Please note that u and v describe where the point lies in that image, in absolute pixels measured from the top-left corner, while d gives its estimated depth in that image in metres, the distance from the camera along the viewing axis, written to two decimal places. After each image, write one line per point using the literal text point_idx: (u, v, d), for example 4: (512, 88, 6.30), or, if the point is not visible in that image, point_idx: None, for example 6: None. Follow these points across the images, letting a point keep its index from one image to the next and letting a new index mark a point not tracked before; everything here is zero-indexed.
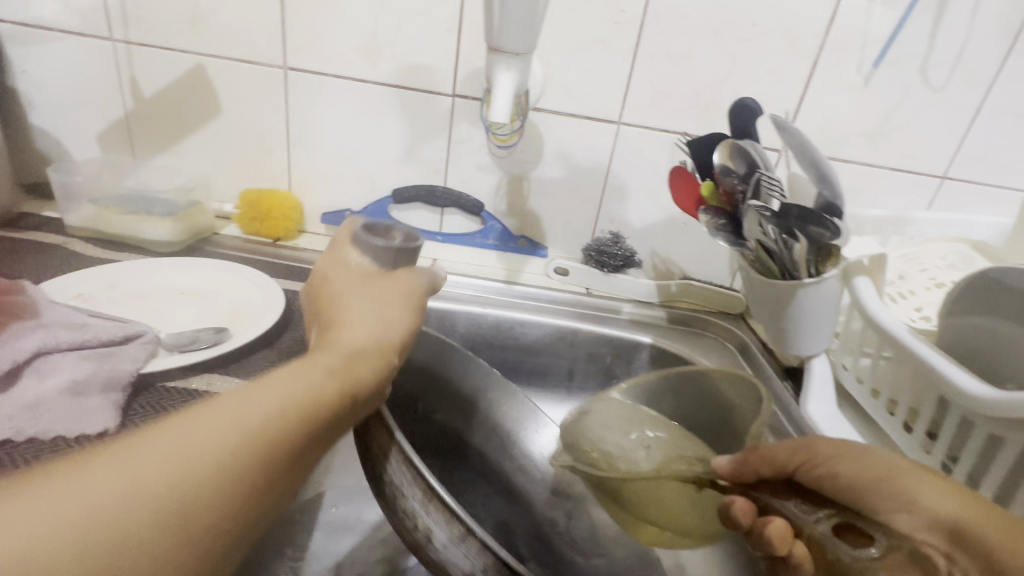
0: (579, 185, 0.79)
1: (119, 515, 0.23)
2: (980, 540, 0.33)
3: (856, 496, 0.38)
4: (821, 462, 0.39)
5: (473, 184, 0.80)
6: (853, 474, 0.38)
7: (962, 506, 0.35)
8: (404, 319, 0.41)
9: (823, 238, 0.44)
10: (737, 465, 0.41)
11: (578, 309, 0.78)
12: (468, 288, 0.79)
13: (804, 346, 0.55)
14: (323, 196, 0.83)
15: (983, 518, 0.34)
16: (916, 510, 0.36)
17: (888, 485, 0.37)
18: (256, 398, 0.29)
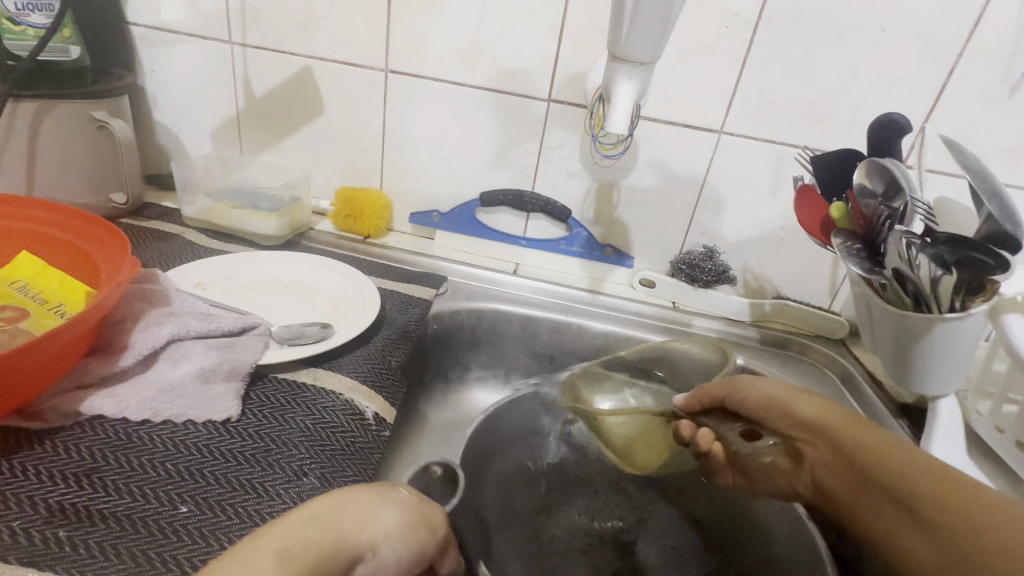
0: (671, 195, 0.76)
1: None
2: (831, 431, 0.45)
3: (755, 411, 0.50)
4: (739, 390, 0.50)
5: (561, 190, 0.79)
6: (756, 400, 0.49)
7: (833, 411, 0.46)
8: (396, 522, 0.35)
9: (985, 266, 0.40)
10: (688, 397, 0.53)
11: (665, 324, 0.76)
12: (551, 296, 0.78)
13: (932, 384, 0.50)
14: (412, 196, 0.84)
15: (838, 418, 0.45)
16: (795, 417, 0.47)
17: (778, 403, 0.48)
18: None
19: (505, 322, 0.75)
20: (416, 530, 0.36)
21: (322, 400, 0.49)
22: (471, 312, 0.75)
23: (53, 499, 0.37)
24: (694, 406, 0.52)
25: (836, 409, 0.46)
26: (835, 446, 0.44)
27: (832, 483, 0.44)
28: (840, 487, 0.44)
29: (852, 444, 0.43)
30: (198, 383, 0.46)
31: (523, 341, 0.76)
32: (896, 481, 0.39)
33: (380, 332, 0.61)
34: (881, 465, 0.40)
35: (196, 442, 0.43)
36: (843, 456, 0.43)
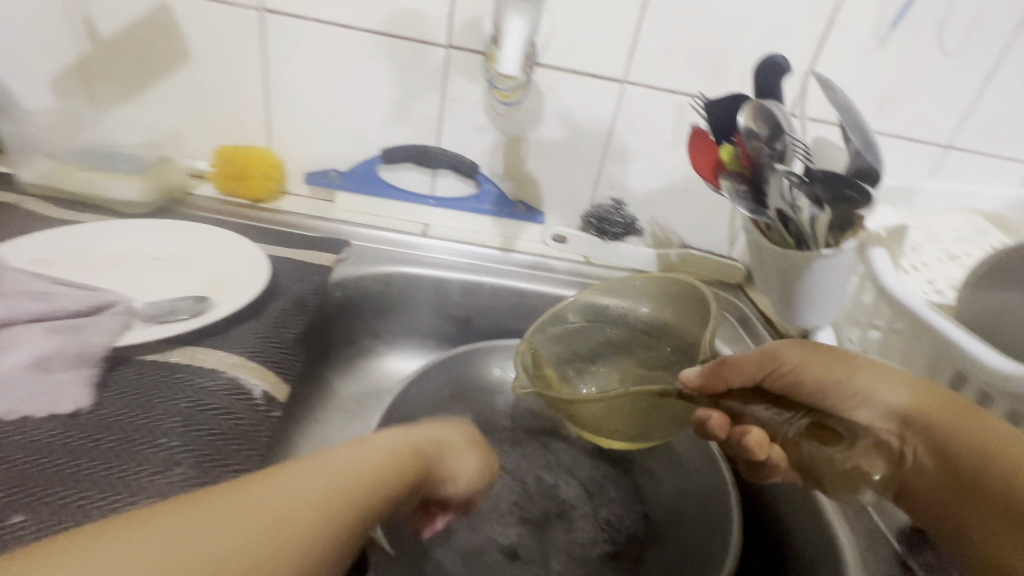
0: (579, 148, 0.75)
1: (316, 500, 0.30)
2: (925, 419, 0.41)
3: (818, 396, 0.44)
4: (798, 370, 0.45)
5: (468, 145, 0.76)
6: (813, 379, 0.44)
7: (921, 396, 0.42)
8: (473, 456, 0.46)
9: (852, 203, 0.43)
10: (708, 375, 0.45)
11: (578, 279, 0.76)
12: (463, 257, 0.76)
13: (811, 318, 0.54)
14: (306, 154, 0.77)
15: (927, 402, 0.42)
16: (875, 405, 0.43)
17: (848, 386, 0.44)
18: (362, 450, 0.36)
19: (416, 286, 0.72)
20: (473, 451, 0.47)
21: (200, 379, 0.44)
22: (377, 277, 0.71)
23: None
24: (718, 387, 0.45)
25: (921, 389, 0.42)
26: (930, 436, 0.41)
27: (923, 483, 0.41)
28: (939, 488, 0.41)
29: (951, 434, 0.40)
30: (36, 374, 0.39)
31: (436, 304, 0.74)
32: (997, 469, 0.38)
33: (270, 303, 0.56)
34: (982, 454, 0.38)
35: (41, 441, 0.37)
36: (942, 452, 0.40)
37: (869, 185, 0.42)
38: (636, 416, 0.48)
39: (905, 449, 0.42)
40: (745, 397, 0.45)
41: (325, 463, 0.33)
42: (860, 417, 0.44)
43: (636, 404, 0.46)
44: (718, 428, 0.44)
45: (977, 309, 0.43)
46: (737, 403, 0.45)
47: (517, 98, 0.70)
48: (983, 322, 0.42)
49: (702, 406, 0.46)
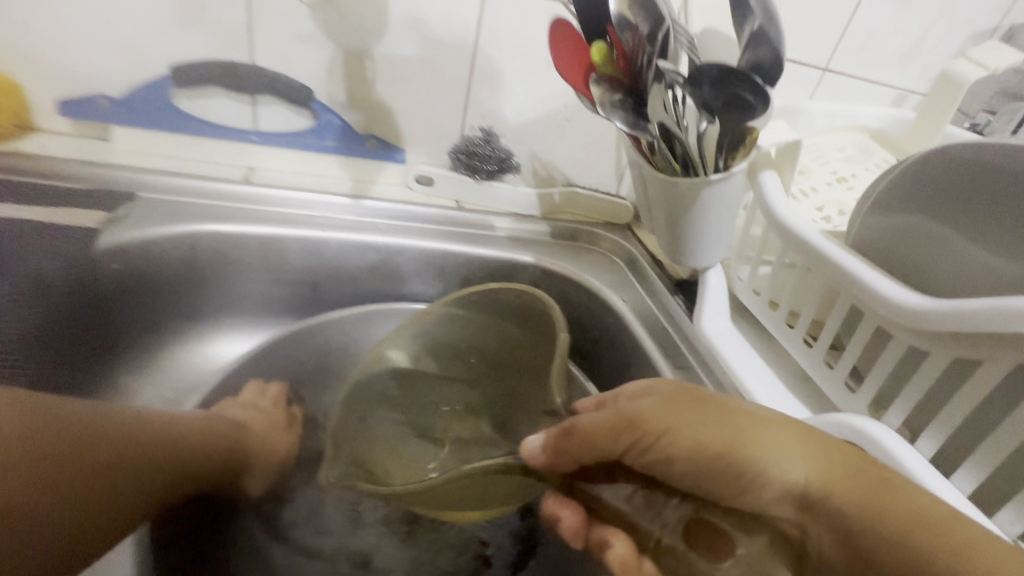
0: (438, 67, 0.61)
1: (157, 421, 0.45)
2: (827, 503, 0.33)
3: (696, 475, 0.36)
4: (665, 441, 0.37)
5: (292, 62, 0.58)
6: (687, 452, 0.36)
7: (823, 468, 0.33)
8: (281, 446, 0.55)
9: (748, 106, 0.34)
10: (553, 451, 0.39)
11: (447, 229, 0.64)
12: (299, 207, 0.60)
13: (700, 258, 0.48)
14: (57, 74, 0.56)
15: (832, 480, 0.33)
16: (767, 484, 0.35)
17: (730, 463, 0.35)
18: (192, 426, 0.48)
19: (238, 248, 0.57)
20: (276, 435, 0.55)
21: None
22: (177, 239, 0.55)
23: None
24: (565, 462, 0.40)
25: (821, 456, 0.34)
26: (836, 525, 0.32)
27: None
28: None
29: (858, 523, 0.31)
30: None
31: (268, 268, 0.59)
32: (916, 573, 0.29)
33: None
34: (894, 549, 0.30)
35: None
36: (851, 544, 0.32)
37: (764, 79, 0.33)
38: (480, 492, 0.42)
39: (812, 541, 0.34)
40: (609, 475, 0.41)
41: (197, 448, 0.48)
42: (753, 500, 0.35)
43: (482, 483, 0.41)
44: (568, 530, 0.43)
45: (872, 233, 0.38)
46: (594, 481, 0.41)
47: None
48: (878, 246, 0.38)
49: (557, 496, 0.44)
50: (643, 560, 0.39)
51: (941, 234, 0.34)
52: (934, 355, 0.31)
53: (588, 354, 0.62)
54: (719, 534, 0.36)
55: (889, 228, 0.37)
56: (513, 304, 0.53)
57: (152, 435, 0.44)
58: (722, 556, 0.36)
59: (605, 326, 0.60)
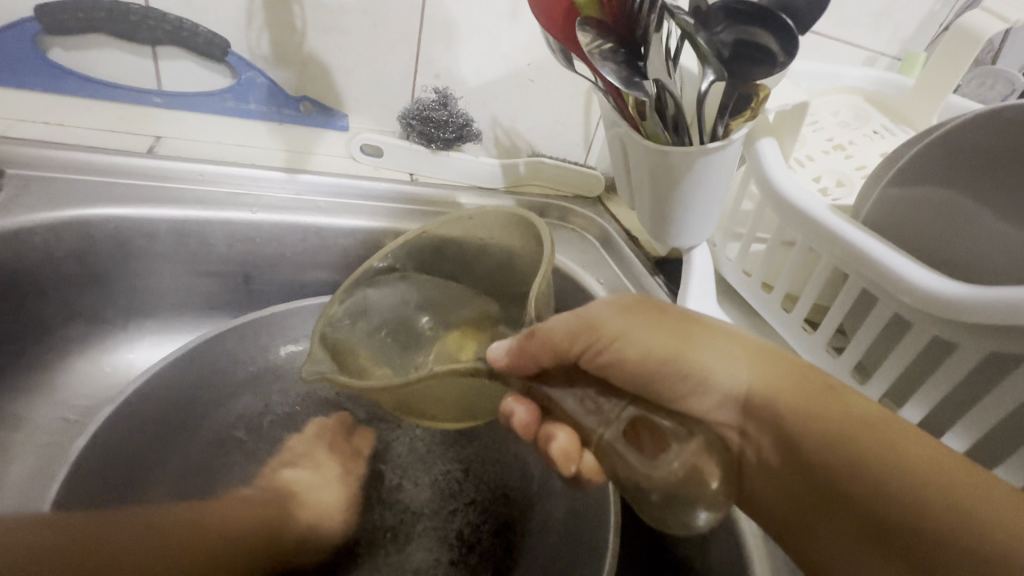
0: (381, 15, 0.52)
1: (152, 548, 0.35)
2: (769, 407, 0.32)
3: (641, 385, 0.33)
4: (615, 344, 0.33)
5: (199, 5, 0.48)
6: (638, 357, 0.33)
7: (764, 371, 0.33)
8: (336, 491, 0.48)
9: (768, 48, 0.31)
10: (517, 354, 0.33)
11: (401, 208, 0.56)
12: (212, 185, 0.50)
13: (686, 236, 0.43)
14: None
15: (772, 382, 0.33)
16: (710, 390, 0.33)
17: (680, 367, 0.33)
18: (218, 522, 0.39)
19: (148, 235, 0.48)
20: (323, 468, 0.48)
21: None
22: (67, 228, 0.45)
23: None
24: (526, 367, 0.33)
25: (765, 361, 0.34)
26: (776, 427, 0.32)
27: (772, 487, 0.32)
28: (791, 498, 0.32)
29: (799, 423, 0.31)
30: None
31: (187, 255, 0.50)
32: (857, 469, 0.29)
33: None
34: (838, 447, 0.29)
35: None
36: (791, 447, 0.31)
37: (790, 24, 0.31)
38: (446, 401, 0.35)
39: (745, 447, 0.33)
40: (567, 380, 0.34)
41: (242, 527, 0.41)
42: (697, 407, 0.33)
43: (450, 389, 0.34)
44: (521, 426, 0.34)
45: (887, 208, 0.35)
46: (533, 381, 0.34)
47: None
48: (891, 221, 0.35)
49: (514, 391, 0.35)
50: (585, 453, 0.33)
51: (971, 209, 0.31)
52: (963, 348, 0.28)
53: None
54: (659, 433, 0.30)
55: (909, 204, 0.34)
56: (509, 240, 0.45)
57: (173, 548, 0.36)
58: (659, 453, 0.29)
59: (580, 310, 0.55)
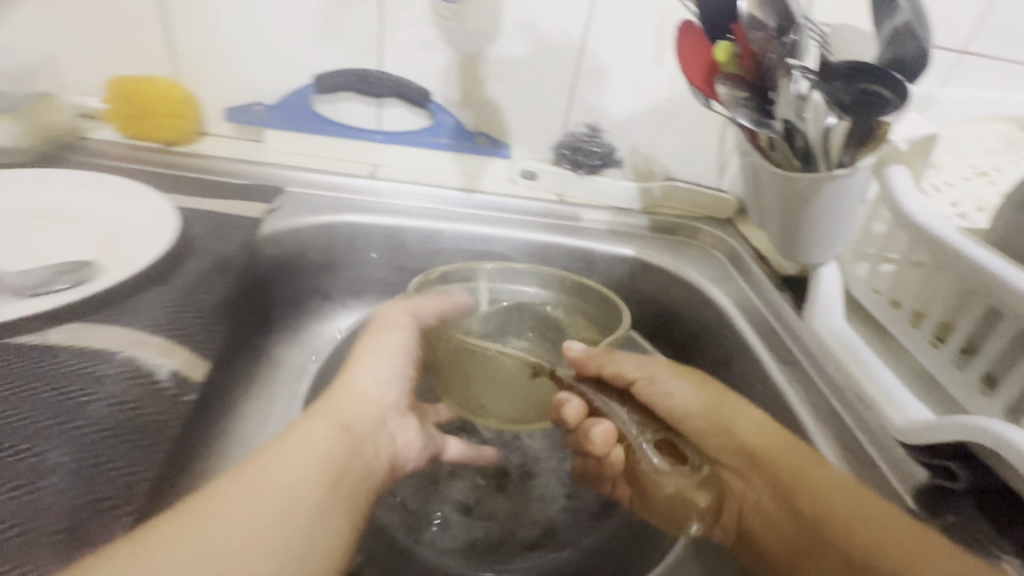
0: (547, 66, 0.64)
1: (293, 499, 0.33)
2: (771, 460, 0.40)
3: (674, 420, 0.45)
4: (661, 383, 0.46)
5: (416, 67, 0.64)
6: (676, 403, 0.45)
7: (778, 437, 0.41)
8: (386, 393, 0.46)
9: (882, 100, 0.35)
10: (586, 355, 0.46)
11: (548, 222, 0.67)
12: (407, 200, 0.65)
13: (813, 253, 0.48)
14: (224, 85, 0.64)
15: (778, 445, 0.41)
16: (732, 434, 0.43)
17: (712, 415, 0.44)
18: (293, 464, 0.35)
19: (365, 236, 0.63)
20: (386, 384, 0.46)
21: (87, 396, 0.35)
22: (317, 230, 0.60)
23: None
24: (592, 371, 0.46)
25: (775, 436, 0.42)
26: (771, 476, 0.40)
27: (767, 532, 0.40)
28: (780, 544, 0.39)
29: (793, 479, 0.39)
30: None
31: (392, 255, 0.65)
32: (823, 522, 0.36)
33: (181, 266, 0.47)
34: (822, 505, 0.37)
35: None
36: (785, 497, 0.39)
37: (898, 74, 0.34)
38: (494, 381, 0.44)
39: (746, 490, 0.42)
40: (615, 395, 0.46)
41: (299, 428, 0.38)
42: (714, 448, 0.43)
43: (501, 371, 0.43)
44: (573, 415, 0.45)
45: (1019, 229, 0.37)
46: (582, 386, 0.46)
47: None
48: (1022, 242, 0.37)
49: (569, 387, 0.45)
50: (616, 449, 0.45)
51: None
52: None
53: (678, 343, 0.63)
54: (678, 452, 0.41)
55: None
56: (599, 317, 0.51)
57: (291, 479, 0.34)
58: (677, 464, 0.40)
59: (705, 320, 0.60)
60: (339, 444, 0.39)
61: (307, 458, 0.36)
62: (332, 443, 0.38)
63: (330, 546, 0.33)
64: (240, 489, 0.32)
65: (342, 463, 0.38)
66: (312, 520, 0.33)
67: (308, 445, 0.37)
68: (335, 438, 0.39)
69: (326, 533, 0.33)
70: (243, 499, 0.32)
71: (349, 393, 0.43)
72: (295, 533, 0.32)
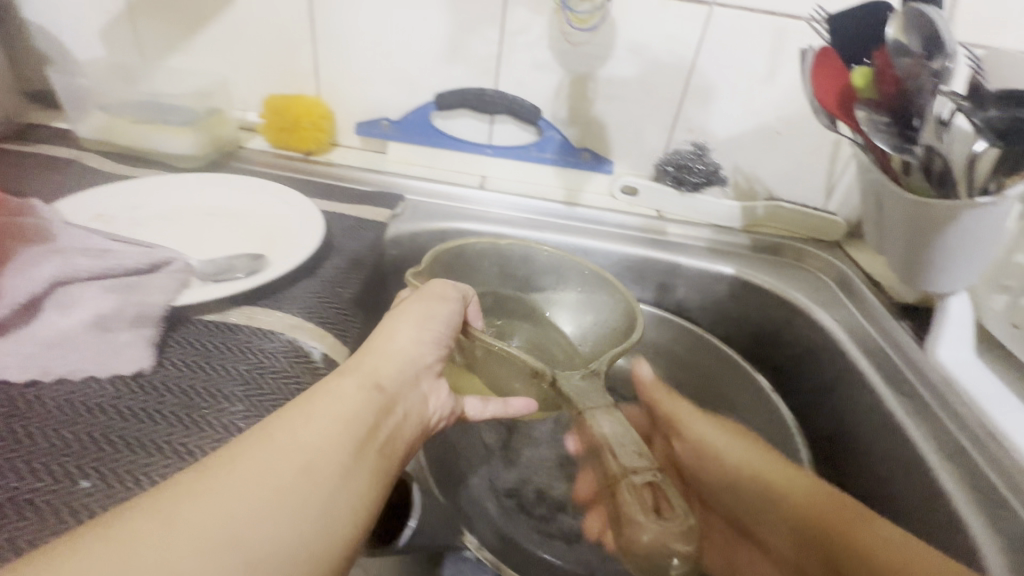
0: (656, 86, 0.66)
1: (296, 471, 0.27)
2: (818, 530, 0.38)
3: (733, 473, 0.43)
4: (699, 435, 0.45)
5: (528, 87, 0.68)
6: (727, 462, 0.43)
7: (820, 498, 0.39)
8: (418, 352, 0.38)
9: None
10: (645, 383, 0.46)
11: (646, 236, 0.69)
12: (511, 210, 0.70)
13: (943, 283, 0.46)
14: (357, 103, 0.72)
15: (827, 510, 0.38)
16: (785, 496, 0.40)
17: (757, 480, 0.42)
18: (307, 429, 0.29)
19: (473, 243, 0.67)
20: (419, 344, 0.39)
21: (265, 368, 0.40)
22: (432, 235, 0.65)
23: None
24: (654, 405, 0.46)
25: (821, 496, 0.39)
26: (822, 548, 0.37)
27: None
28: None
29: (841, 547, 0.35)
30: (96, 334, 0.38)
31: None
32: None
33: (324, 263, 0.53)
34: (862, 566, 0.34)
35: (99, 403, 0.36)
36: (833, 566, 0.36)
37: None
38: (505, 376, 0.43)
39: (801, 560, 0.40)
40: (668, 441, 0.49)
41: (327, 384, 0.33)
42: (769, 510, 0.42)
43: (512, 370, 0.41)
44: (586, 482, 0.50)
45: None
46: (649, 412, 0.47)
47: (591, 25, 0.62)
48: None
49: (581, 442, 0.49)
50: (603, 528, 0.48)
51: None
52: None
53: (775, 364, 0.63)
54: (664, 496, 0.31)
55: None
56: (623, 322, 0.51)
57: (295, 444, 0.28)
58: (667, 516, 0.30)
59: (809, 344, 0.59)
60: (357, 405, 0.32)
61: (332, 416, 0.31)
62: (362, 401, 0.33)
63: (355, 514, 0.28)
64: (237, 464, 0.27)
65: (359, 425, 0.31)
66: (335, 485, 0.28)
67: (334, 401, 0.32)
68: (355, 399, 0.33)
69: (349, 499, 0.28)
70: (256, 462, 0.27)
71: (382, 351, 0.37)
72: (315, 499, 0.27)
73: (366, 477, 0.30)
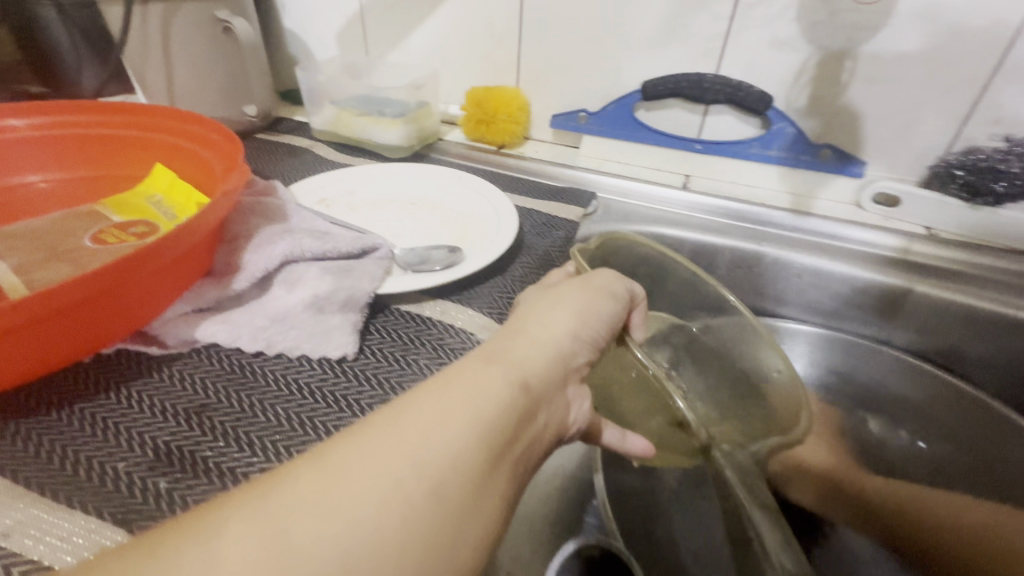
0: (949, 62, 0.49)
1: (409, 487, 0.19)
2: None
3: None
4: None
5: (759, 69, 0.57)
6: None
7: None
8: (570, 345, 0.29)
9: None
10: None
11: (914, 262, 0.52)
12: (722, 215, 0.59)
13: None
14: (555, 94, 0.68)
15: None
16: None
17: None
18: (428, 427, 0.21)
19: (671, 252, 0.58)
20: (573, 336, 0.29)
21: None
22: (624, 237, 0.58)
23: (214, 457, 0.31)
24: None
25: None
26: None
27: None
28: None
29: None
30: (312, 314, 0.39)
31: None
32: None
33: (515, 261, 0.49)
34: None
35: (308, 382, 0.36)
36: None
37: None
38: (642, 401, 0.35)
39: None
40: None
41: (459, 365, 0.25)
42: None
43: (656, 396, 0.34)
44: None
45: None
46: None
47: None
48: None
49: None
50: None
51: None
52: None
53: None
54: None
55: None
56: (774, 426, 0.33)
57: (410, 446, 0.20)
58: None
59: None
60: (494, 401, 0.23)
61: (465, 409, 0.22)
62: (501, 395, 0.24)
63: (476, 554, 0.20)
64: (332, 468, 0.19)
65: (492, 430, 0.22)
66: (458, 509, 0.20)
67: (469, 388, 0.23)
68: (491, 392, 0.24)
69: (471, 532, 0.20)
70: (356, 465, 0.20)
71: (528, 334, 0.28)
72: (428, 529, 0.19)
73: (492, 505, 0.21)
